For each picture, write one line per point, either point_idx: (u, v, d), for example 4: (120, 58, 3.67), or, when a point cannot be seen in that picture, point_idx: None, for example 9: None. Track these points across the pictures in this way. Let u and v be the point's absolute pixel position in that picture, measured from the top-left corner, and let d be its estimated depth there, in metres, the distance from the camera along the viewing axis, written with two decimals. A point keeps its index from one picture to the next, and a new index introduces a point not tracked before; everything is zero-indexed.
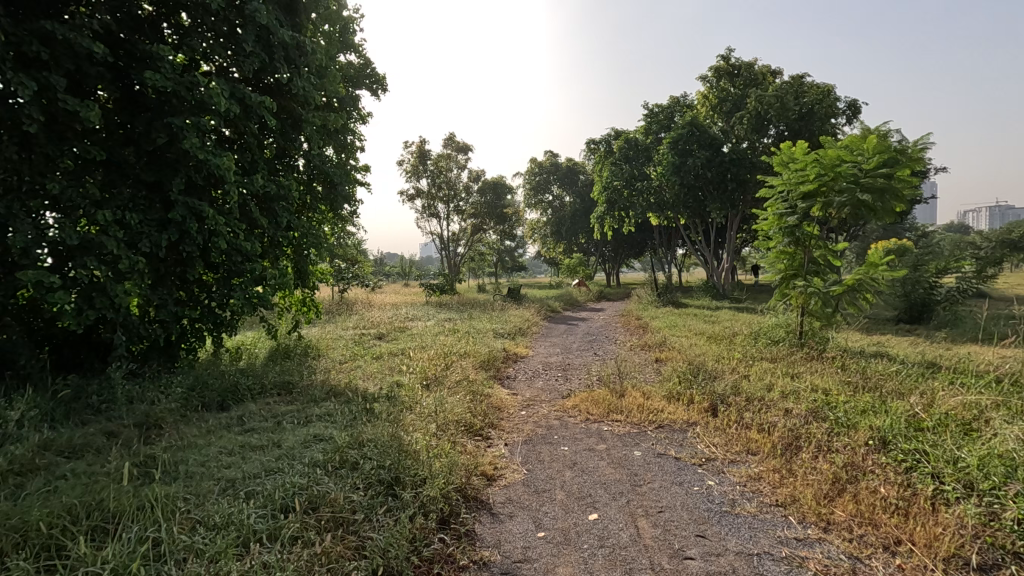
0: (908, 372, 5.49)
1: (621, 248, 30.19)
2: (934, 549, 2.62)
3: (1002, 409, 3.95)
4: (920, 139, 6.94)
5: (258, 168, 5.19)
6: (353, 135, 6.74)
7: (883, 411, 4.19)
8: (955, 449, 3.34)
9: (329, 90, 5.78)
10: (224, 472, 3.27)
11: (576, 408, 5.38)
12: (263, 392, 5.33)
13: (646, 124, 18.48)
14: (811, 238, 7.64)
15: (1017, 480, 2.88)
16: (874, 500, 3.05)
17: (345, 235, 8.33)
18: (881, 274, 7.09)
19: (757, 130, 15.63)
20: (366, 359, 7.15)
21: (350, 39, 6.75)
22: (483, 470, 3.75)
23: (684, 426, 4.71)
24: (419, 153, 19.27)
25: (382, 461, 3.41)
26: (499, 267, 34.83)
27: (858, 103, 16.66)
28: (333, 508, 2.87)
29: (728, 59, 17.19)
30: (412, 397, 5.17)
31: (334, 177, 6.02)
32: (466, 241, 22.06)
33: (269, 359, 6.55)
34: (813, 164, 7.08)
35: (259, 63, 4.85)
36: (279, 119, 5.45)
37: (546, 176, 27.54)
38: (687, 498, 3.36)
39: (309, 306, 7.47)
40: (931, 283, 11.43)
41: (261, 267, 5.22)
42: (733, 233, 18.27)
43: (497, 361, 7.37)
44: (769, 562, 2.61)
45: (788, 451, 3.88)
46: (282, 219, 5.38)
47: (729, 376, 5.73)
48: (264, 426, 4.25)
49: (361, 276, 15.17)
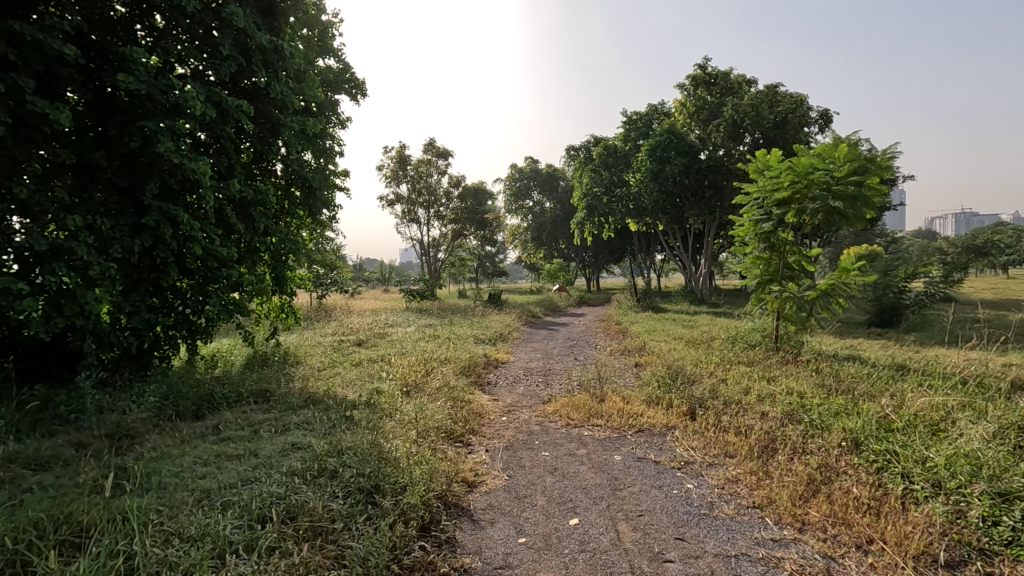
0: (879, 375, 5.66)
1: (601, 253, 30.42)
2: (904, 547, 2.68)
3: (968, 409, 4.08)
4: (889, 148, 7.14)
5: (234, 173, 5.12)
6: (332, 139, 6.70)
7: (855, 412, 4.30)
8: (923, 449, 3.44)
9: (308, 94, 5.73)
10: (199, 482, 3.20)
11: (557, 413, 5.40)
12: (240, 400, 5.23)
13: (625, 131, 18.69)
14: (785, 244, 7.85)
15: (982, 479, 2.99)
16: (847, 500, 3.12)
17: (324, 240, 8.24)
18: (853, 279, 7.23)
19: (733, 137, 16.06)
20: (346, 366, 7.08)
21: (330, 44, 6.71)
22: (463, 476, 3.74)
23: (664, 429, 4.76)
24: (399, 159, 19.25)
25: (362, 469, 3.38)
26: (480, 272, 34.78)
27: (830, 112, 17.11)
28: (311, 517, 2.83)
29: (705, 67, 17.48)
30: (392, 404, 5.13)
31: (313, 182, 5.96)
32: (446, 246, 22.02)
33: (246, 366, 6.44)
34: (787, 171, 7.29)
35: (236, 67, 4.80)
36: (257, 123, 5.38)
37: (527, 181, 27.62)
38: (666, 501, 3.39)
39: (288, 312, 7.37)
40: (900, 288, 11.78)
41: (238, 272, 5.13)
42: (711, 239, 18.51)
43: (478, 367, 7.36)
44: (746, 563, 2.65)
45: (764, 453, 3.95)
46: (259, 224, 5.31)
47: (706, 380, 5.80)
48: (241, 434, 4.18)
49: (340, 281, 15.05)
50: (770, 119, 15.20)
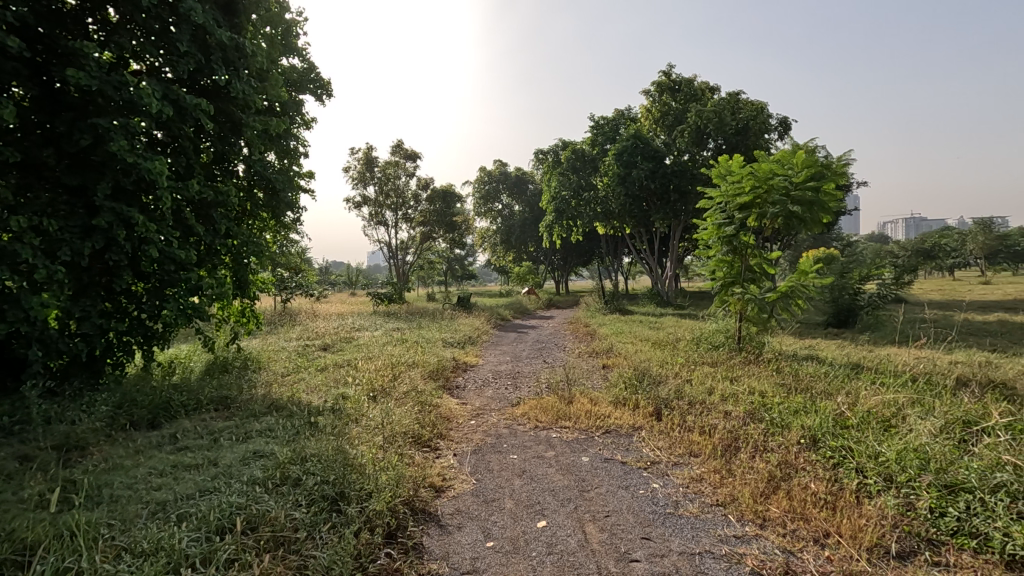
0: (836, 373, 5.87)
1: (570, 256, 30.65)
2: (859, 540, 2.77)
3: (917, 406, 4.27)
4: (844, 155, 7.43)
5: (193, 173, 4.96)
6: (296, 140, 6.55)
7: (813, 411, 4.43)
8: (876, 444, 3.59)
9: (271, 94, 5.59)
10: (154, 494, 3.08)
11: (525, 416, 5.41)
12: (199, 408, 5.06)
13: (592, 135, 18.93)
14: (747, 246, 8.06)
15: (930, 472, 3.13)
16: (805, 496, 3.22)
17: (288, 243, 8.07)
18: (811, 281, 7.46)
19: (697, 143, 16.43)
20: (311, 371, 6.94)
21: (293, 43, 6.58)
22: (431, 481, 3.71)
23: (631, 429, 4.82)
24: (366, 159, 18.99)
25: (326, 476, 3.31)
26: (449, 275, 34.58)
27: (788, 119, 17.69)
28: (273, 527, 2.75)
29: (669, 74, 17.85)
30: (358, 410, 5.05)
31: (277, 184, 5.82)
32: (415, 249, 21.82)
33: (205, 373, 6.23)
34: (748, 176, 7.48)
35: (194, 64, 4.66)
36: (217, 122, 5.23)
37: (495, 185, 27.58)
38: (632, 501, 3.43)
39: (250, 317, 7.17)
40: (855, 289, 12.26)
41: (196, 276, 4.95)
42: (676, 242, 18.86)
43: (446, 371, 7.32)
44: (709, 561, 2.70)
45: (728, 452, 4.03)
46: (220, 226, 5.15)
47: (672, 380, 5.91)
48: (199, 443, 4.04)
49: (305, 285, 14.73)
50: (733, 126, 15.65)
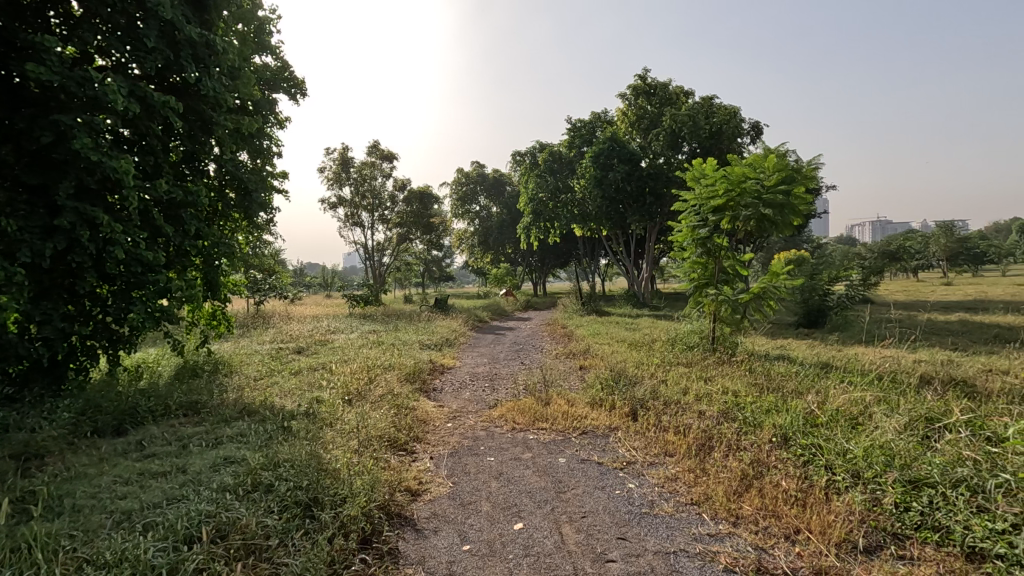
0: (806, 372, 6.00)
1: (547, 258, 30.78)
2: (828, 535, 2.83)
3: (883, 404, 4.40)
4: (814, 160, 7.62)
5: (162, 173, 4.83)
6: (269, 139, 6.43)
7: (784, 410, 4.52)
8: (844, 442, 3.68)
9: (243, 92, 5.46)
10: (119, 503, 2.99)
11: (502, 418, 5.40)
12: (168, 414, 4.93)
13: (569, 138, 19.04)
14: (720, 248, 8.18)
15: (895, 468, 3.22)
16: (776, 493, 3.27)
17: (261, 244, 7.91)
18: (782, 282, 7.61)
19: (672, 146, 16.67)
20: (284, 375, 6.81)
21: (266, 40, 6.46)
22: (407, 485, 3.67)
23: (607, 430, 4.85)
24: (341, 160, 18.77)
25: (299, 482, 3.25)
26: (427, 277, 34.35)
27: (760, 124, 18.05)
28: (243, 535, 2.69)
29: (644, 78, 18.05)
30: (333, 413, 4.98)
31: (248, 184, 5.70)
32: (391, 250, 21.64)
33: (174, 378, 6.06)
34: (722, 179, 7.61)
35: (163, 61, 4.55)
36: (187, 121, 5.10)
37: (473, 186, 27.50)
38: (609, 502, 3.45)
39: (221, 320, 7.01)
40: (824, 291, 12.56)
41: (165, 278, 4.81)
42: (652, 244, 19.07)
43: (423, 373, 7.26)
44: (684, 559, 2.73)
45: (702, 451, 4.09)
46: (190, 227, 5.02)
47: (647, 381, 5.97)
48: (167, 450, 3.93)
49: (279, 287, 14.47)
50: (706, 130, 15.91)
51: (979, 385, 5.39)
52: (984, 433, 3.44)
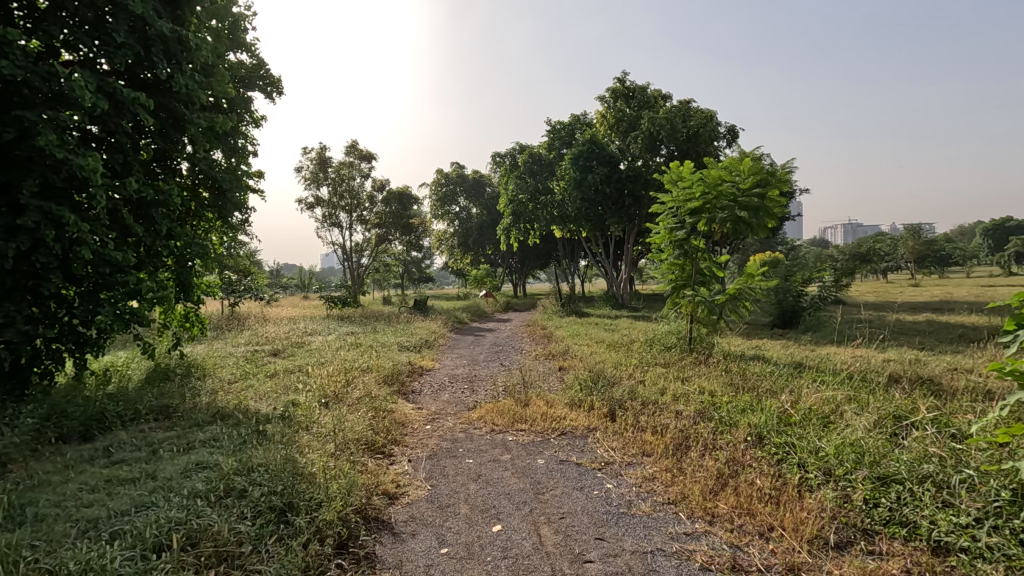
0: (780, 372, 6.11)
1: (527, 259, 30.82)
2: (800, 532, 2.88)
3: (853, 402, 4.50)
4: (787, 164, 7.78)
5: (132, 171, 4.71)
6: (244, 138, 6.31)
7: (759, 409, 4.60)
8: (816, 440, 3.76)
9: (217, 90, 5.34)
10: (85, 511, 2.90)
11: (482, 419, 5.38)
12: (137, 418, 4.80)
13: (549, 140, 19.11)
14: (697, 250, 8.29)
15: (865, 465, 3.30)
16: (751, 491, 3.32)
17: (235, 244, 7.76)
18: (757, 283, 7.75)
19: (650, 149, 16.85)
20: (259, 377, 6.69)
21: (241, 37, 6.34)
22: (385, 488, 3.63)
23: (585, 431, 4.87)
24: (319, 160, 18.53)
25: (274, 487, 3.19)
26: (406, 278, 34.06)
27: (736, 128, 18.37)
28: (215, 542, 2.63)
29: (623, 81, 18.20)
30: (310, 417, 4.91)
31: (222, 184, 5.59)
32: (370, 251, 21.44)
33: (145, 381, 5.90)
34: (698, 182, 7.70)
35: (132, 57, 4.43)
36: (158, 118, 4.98)
37: (453, 186, 27.38)
38: (587, 502, 3.46)
39: (194, 321, 6.86)
40: (798, 291, 12.81)
41: (135, 279, 4.69)
42: (631, 245, 19.24)
43: (402, 375, 7.19)
44: (661, 558, 2.75)
45: (678, 451, 4.13)
46: (161, 227, 4.90)
47: (625, 382, 6.02)
48: (137, 456, 3.82)
49: (254, 289, 14.22)
50: (684, 133, 16.14)
51: (945, 382, 5.56)
52: (949, 430, 3.54)
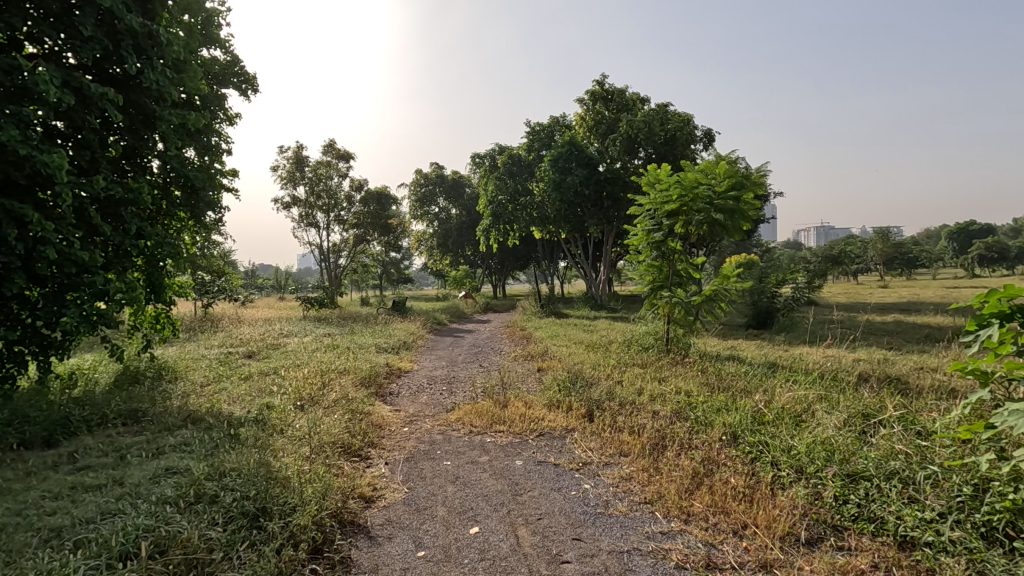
0: (754, 372, 6.21)
1: (506, 260, 30.83)
2: (773, 529, 2.93)
3: (824, 401, 4.60)
4: (761, 167, 7.92)
5: (100, 169, 4.58)
6: (218, 136, 6.19)
7: (734, 408, 4.67)
8: (788, 438, 3.83)
9: (189, 86, 5.21)
10: (47, 520, 2.80)
11: (460, 421, 5.35)
12: (104, 423, 4.67)
13: (529, 141, 19.15)
14: (674, 252, 8.38)
15: (835, 462, 3.38)
16: (725, 490, 3.37)
17: (209, 244, 7.61)
18: (732, 285, 7.87)
19: (628, 152, 17.04)
20: (233, 380, 6.56)
21: (215, 33, 6.20)
22: (361, 491, 3.59)
23: (563, 431, 4.89)
24: (296, 158, 18.27)
25: (246, 491, 3.13)
26: (385, 279, 33.71)
27: (712, 132, 18.67)
28: (185, 549, 2.57)
29: (602, 84, 18.33)
30: (285, 420, 4.83)
31: (195, 182, 5.47)
32: (348, 252, 21.21)
33: (113, 385, 5.74)
34: (675, 185, 7.81)
35: (100, 51, 4.31)
36: (127, 114, 4.85)
37: (432, 187, 27.19)
38: (564, 503, 3.47)
39: (165, 323, 6.69)
40: (772, 293, 13.04)
41: (103, 279, 4.55)
42: (609, 247, 19.38)
43: (379, 377, 7.13)
44: (637, 558, 2.77)
45: (655, 450, 4.17)
46: (131, 226, 4.77)
47: (603, 382, 6.06)
48: (103, 462, 3.71)
49: (228, 290, 13.94)
50: (662, 136, 16.46)
51: (911, 382, 5.72)
52: (915, 428, 3.64)
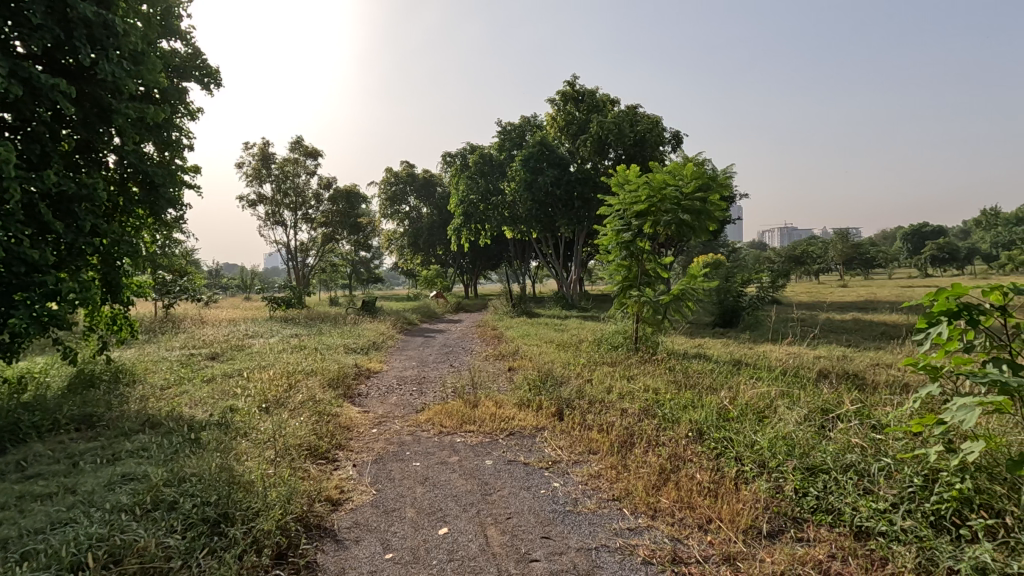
0: (720, 370, 6.35)
1: (478, 260, 30.76)
2: (736, 523, 2.99)
3: (785, 397, 4.73)
4: (727, 169, 8.10)
5: (51, 163, 4.38)
6: (179, 131, 5.99)
7: (700, 405, 4.77)
8: (751, 434, 3.93)
9: (148, 80, 4.96)
10: None
11: (430, 422, 5.31)
12: (56, 429, 4.47)
13: (500, 141, 19.14)
14: (642, 252, 8.50)
15: (795, 457, 3.48)
16: (691, 485, 3.43)
17: (169, 243, 7.36)
18: (699, 284, 8.03)
19: (599, 152, 17.22)
20: (195, 382, 6.37)
21: (175, 25, 5.99)
22: (327, 494, 3.53)
23: (533, 430, 4.91)
24: (262, 155, 17.85)
25: (207, 497, 3.04)
26: (354, 279, 33.20)
27: (680, 133, 19.02)
28: (141, 558, 2.48)
29: (573, 85, 18.47)
30: (249, 423, 4.71)
31: (155, 178, 5.28)
32: (316, 251, 20.85)
33: (66, 389, 5.50)
34: (644, 186, 7.90)
35: (51, 40, 4.14)
36: (81, 107, 4.65)
37: (402, 186, 26.90)
38: (534, 501, 3.48)
39: (124, 324, 6.44)
40: (738, 292, 13.33)
41: (55, 278, 4.35)
42: (580, 246, 19.52)
43: (347, 378, 7.02)
44: (605, 555, 2.80)
45: (623, 448, 4.22)
46: (85, 223, 4.57)
47: (573, 381, 6.10)
48: (54, 470, 3.55)
49: (191, 290, 13.54)
50: (631, 137, 16.66)
51: (867, 377, 5.94)
52: (870, 422, 3.77)
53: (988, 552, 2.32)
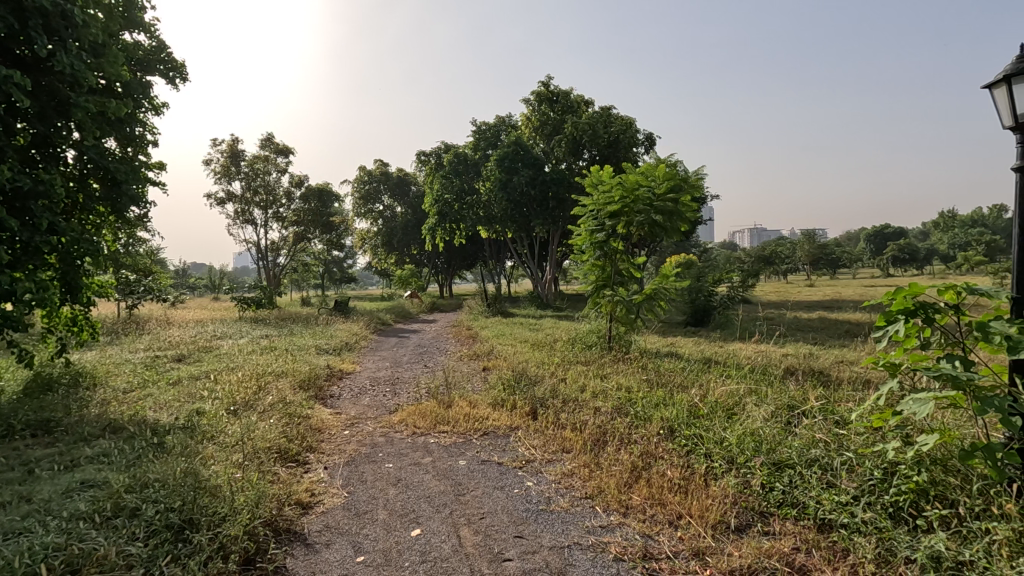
0: (690, 368, 6.46)
1: (452, 260, 30.64)
2: (705, 518, 3.04)
3: (753, 394, 4.84)
4: (698, 171, 8.24)
5: (5, 158, 4.19)
6: (143, 126, 5.79)
7: (671, 403, 4.84)
8: (720, 431, 4.00)
9: (109, 72, 4.78)
10: None
11: (403, 423, 5.27)
12: (10, 435, 4.28)
13: (475, 140, 19.09)
14: (616, 252, 8.58)
15: (763, 453, 3.56)
16: (662, 482, 3.49)
17: (133, 241, 7.13)
18: (670, 284, 8.15)
19: (573, 152, 17.33)
20: (160, 385, 6.19)
21: (139, 17, 5.80)
22: (297, 498, 3.47)
23: (507, 430, 4.91)
24: (231, 152, 17.44)
25: (171, 502, 2.96)
26: (327, 279, 32.72)
27: (653, 135, 19.28)
28: (100, 567, 2.40)
29: (547, 85, 18.52)
30: (217, 426, 4.60)
31: (117, 175, 5.09)
32: (287, 251, 20.47)
33: (22, 393, 5.29)
34: (617, 186, 7.97)
35: (4, 29, 3.96)
36: (37, 100, 4.47)
37: (376, 184, 26.61)
38: (507, 501, 3.48)
39: (84, 326, 6.21)
40: (709, 291, 13.57)
41: (9, 277, 4.17)
42: (554, 247, 19.60)
43: (319, 380, 6.92)
44: (577, 552, 2.82)
45: (596, 446, 4.26)
46: (40, 220, 4.38)
47: (547, 380, 6.13)
48: (8, 477, 3.40)
49: (157, 290, 13.15)
50: (605, 138, 16.83)
51: (832, 374, 6.12)
52: (833, 418, 3.88)
53: (942, 541, 2.42)
